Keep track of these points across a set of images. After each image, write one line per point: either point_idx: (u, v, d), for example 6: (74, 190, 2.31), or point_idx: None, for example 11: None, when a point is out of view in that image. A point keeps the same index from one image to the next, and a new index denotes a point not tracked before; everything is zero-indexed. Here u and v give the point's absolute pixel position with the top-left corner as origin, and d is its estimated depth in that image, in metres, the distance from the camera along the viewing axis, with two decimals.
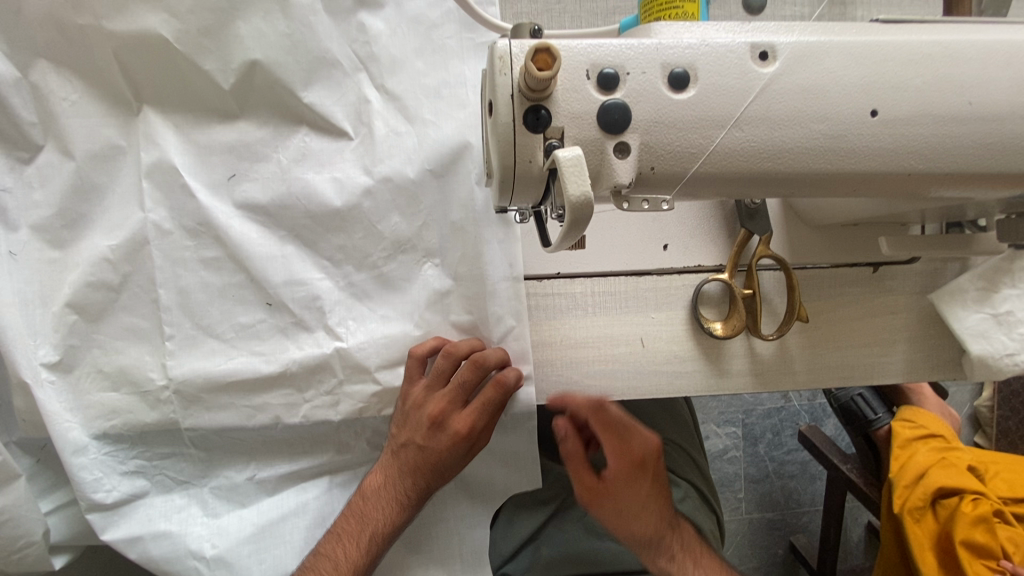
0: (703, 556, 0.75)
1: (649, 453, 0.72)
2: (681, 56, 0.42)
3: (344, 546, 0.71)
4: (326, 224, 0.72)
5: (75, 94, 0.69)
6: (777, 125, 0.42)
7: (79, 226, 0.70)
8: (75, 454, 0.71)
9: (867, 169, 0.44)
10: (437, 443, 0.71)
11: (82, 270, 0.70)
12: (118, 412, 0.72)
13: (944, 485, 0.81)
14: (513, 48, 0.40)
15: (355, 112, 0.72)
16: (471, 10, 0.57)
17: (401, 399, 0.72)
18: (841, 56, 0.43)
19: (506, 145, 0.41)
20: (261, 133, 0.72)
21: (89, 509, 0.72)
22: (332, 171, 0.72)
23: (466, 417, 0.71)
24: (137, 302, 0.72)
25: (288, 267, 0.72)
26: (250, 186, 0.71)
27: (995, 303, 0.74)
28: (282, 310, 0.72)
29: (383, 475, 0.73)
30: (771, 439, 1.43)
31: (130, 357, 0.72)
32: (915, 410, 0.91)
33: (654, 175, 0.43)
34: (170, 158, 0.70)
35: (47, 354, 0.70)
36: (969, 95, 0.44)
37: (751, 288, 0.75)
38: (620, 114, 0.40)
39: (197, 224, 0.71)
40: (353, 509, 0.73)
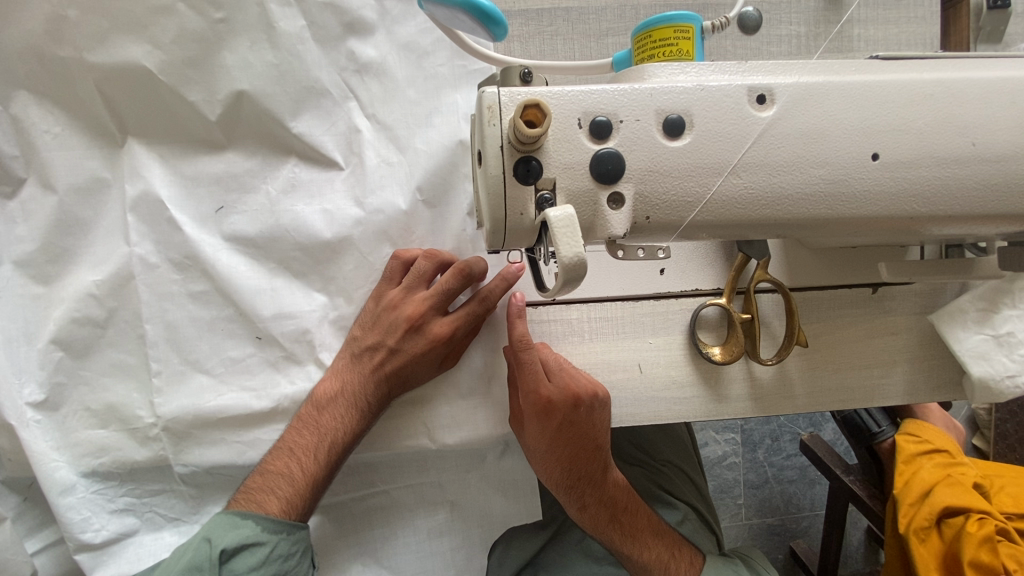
0: (627, 512, 0.75)
1: (563, 395, 0.65)
2: (677, 102, 0.40)
3: (297, 438, 0.66)
4: (316, 257, 0.70)
5: (57, 126, 0.66)
6: (776, 171, 0.41)
7: (62, 261, 0.68)
8: (62, 495, 0.68)
9: (867, 214, 0.44)
10: (411, 346, 0.67)
11: (67, 306, 0.68)
12: (105, 450, 0.70)
13: (948, 504, 0.78)
14: (502, 97, 0.39)
15: (346, 141, 0.70)
16: (458, 41, 0.51)
17: (377, 299, 0.69)
18: (841, 99, 0.42)
19: (496, 197, 0.40)
20: (250, 163, 0.70)
21: (77, 548, 0.69)
22: (322, 202, 0.70)
23: (445, 325, 0.67)
24: (124, 338, 0.69)
25: (277, 300, 0.70)
26: (239, 219, 0.69)
27: (995, 324, 0.70)
28: (273, 344, 0.70)
29: (343, 375, 0.68)
30: (771, 445, 1.34)
31: (117, 394, 0.70)
32: (917, 424, 0.90)
33: (649, 224, 0.42)
34: (156, 190, 0.68)
35: (33, 393, 0.68)
36: (973, 136, 0.43)
37: (751, 312, 0.69)
38: (613, 164, 0.39)
39: (184, 257, 0.69)
40: (306, 418, 0.67)
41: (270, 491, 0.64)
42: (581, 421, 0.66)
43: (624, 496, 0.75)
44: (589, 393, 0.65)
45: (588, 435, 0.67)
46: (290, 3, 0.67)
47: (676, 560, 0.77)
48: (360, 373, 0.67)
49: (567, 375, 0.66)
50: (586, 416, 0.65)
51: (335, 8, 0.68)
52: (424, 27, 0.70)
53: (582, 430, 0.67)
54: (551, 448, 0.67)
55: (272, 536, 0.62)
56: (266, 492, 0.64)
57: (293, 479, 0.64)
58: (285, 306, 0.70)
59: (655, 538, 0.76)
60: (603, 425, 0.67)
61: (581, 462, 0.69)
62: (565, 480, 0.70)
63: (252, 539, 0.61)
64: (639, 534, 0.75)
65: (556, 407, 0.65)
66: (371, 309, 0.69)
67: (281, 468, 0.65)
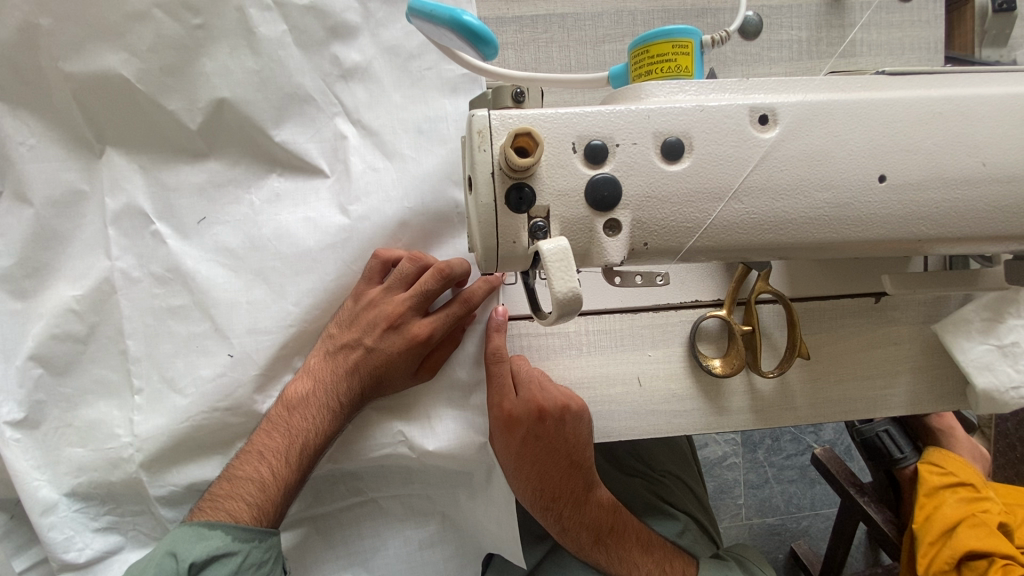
0: (610, 530, 0.74)
1: (528, 411, 0.66)
2: (674, 124, 0.39)
3: (267, 441, 0.63)
4: (295, 266, 0.67)
5: (33, 137, 0.64)
6: (779, 196, 0.40)
7: (41, 275, 0.65)
8: (42, 514, 0.66)
9: (872, 238, 0.42)
10: (389, 348, 0.65)
11: (46, 322, 0.65)
12: (84, 471, 0.67)
13: (971, 548, 0.76)
14: (493, 121, 0.37)
15: (330, 148, 0.68)
16: (452, 55, 0.46)
17: (354, 298, 0.66)
18: (848, 118, 0.40)
19: (488, 226, 0.38)
20: (233, 172, 0.67)
21: (60, 569, 0.67)
22: (305, 210, 0.67)
23: (426, 326, 0.65)
24: (106, 353, 0.67)
25: (253, 314, 0.66)
26: (221, 229, 0.67)
27: (1001, 334, 0.67)
28: (245, 364, 0.66)
29: (316, 375, 0.65)
30: (771, 445, 1.32)
31: (99, 412, 0.67)
32: (940, 452, 0.87)
33: (647, 250, 0.41)
34: (138, 203, 0.66)
35: (12, 411, 0.65)
36: (983, 156, 0.41)
37: (751, 324, 0.67)
38: (610, 190, 0.38)
39: (165, 271, 0.66)
40: (276, 421, 0.64)
41: (239, 498, 0.61)
42: (549, 435, 0.67)
43: (609, 515, 0.74)
44: (558, 406, 0.65)
45: (558, 448, 0.69)
46: (270, 7, 0.65)
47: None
48: (335, 373, 0.65)
49: (534, 388, 0.66)
50: (554, 428, 0.66)
51: (318, 12, 0.66)
52: (410, 30, 0.67)
53: (550, 444, 0.68)
54: (520, 465, 0.68)
55: (244, 545, 0.60)
56: (235, 499, 0.61)
57: (263, 484, 0.62)
58: (266, 321, 0.67)
59: (645, 556, 0.75)
60: (578, 437, 0.67)
61: (553, 480, 0.70)
62: (539, 500, 0.70)
63: (223, 549, 0.59)
64: (624, 551, 0.75)
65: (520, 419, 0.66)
66: (346, 307, 0.66)
67: (250, 473, 0.62)
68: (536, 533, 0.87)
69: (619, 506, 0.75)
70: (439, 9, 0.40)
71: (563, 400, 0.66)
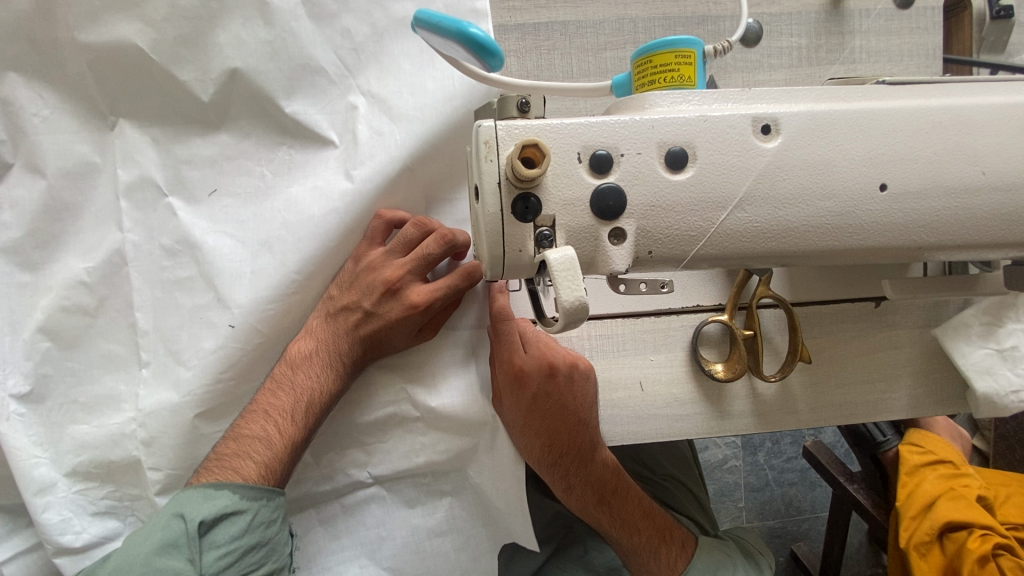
0: (613, 496, 0.73)
1: (536, 368, 0.66)
2: (680, 134, 0.39)
3: (272, 400, 0.63)
4: (300, 235, 0.65)
5: (47, 109, 0.63)
6: (782, 205, 0.41)
7: (50, 247, 0.64)
8: (39, 494, 0.64)
9: (874, 244, 0.43)
10: (389, 312, 0.65)
11: (55, 294, 0.64)
12: (89, 446, 0.66)
13: (951, 519, 0.78)
14: (499, 131, 0.38)
15: (340, 120, 0.66)
16: (459, 65, 0.47)
17: (354, 261, 0.66)
18: (849, 127, 0.41)
19: (495, 235, 0.39)
20: (243, 145, 0.66)
21: (55, 553, 0.65)
22: (314, 180, 0.66)
23: (428, 289, 0.65)
24: (114, 327, 0.66)
25: (257, 284, 0.65)
26: (231, 202, 0.66)
27: (1000, 338, 0.69)
28: (250, 334, 0.66)
29: (319, 336, 0.65)
30: (771, 448, 1.33)
31: (105, 387, 0.66)
32: (920, 432, 0.88)
33: (651, 258, 0.41)
34: (151, 175, 0.65)
35: (17, 384, 0.64)
36: (983, 165, 0.42)
37: (753, 328, 0.68)
38: (615, 200, 0.39)
39: (175, 243, 0.65)
40: (280, 379, 0.64)
41: (244, 456, 0.61)
42: (558, 393, 0.66)
43: (614, 478, 0.73)
44: (566, 363, 0.67)
45: (566, 410, 0.67)
46: None
47: (670, 546, 0.75)
48: (339, 334, 0.65)
49: (543, 347, 0.68)
50: (563, 386, 0.66)
51: None
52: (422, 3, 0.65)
53: (559, 403, 0.66)
54: (527, 421, 0.67)
55: (252, 504, 0.59)
56: (242, 457, 0.61)
57: (269, 443, 0.62)
58: (271, 292, 0.65)
59: (647, 522, 0.75)
60: (586, 397, 0.66)
61: (561, 438, 0.68)
62: (547, 458, 0.69)
63: (231, 507, 0.58)
64: (626, 517, 0.74)
65: (530, 376, 0.66)
66: (347, 269, 0.66)
67: (254, 431, 0.62)
68: (537, 537, 0.87)
69: (623, 470, 0.75)
70: (445, 20, 0.41)
71: (573, 360, 0.67)
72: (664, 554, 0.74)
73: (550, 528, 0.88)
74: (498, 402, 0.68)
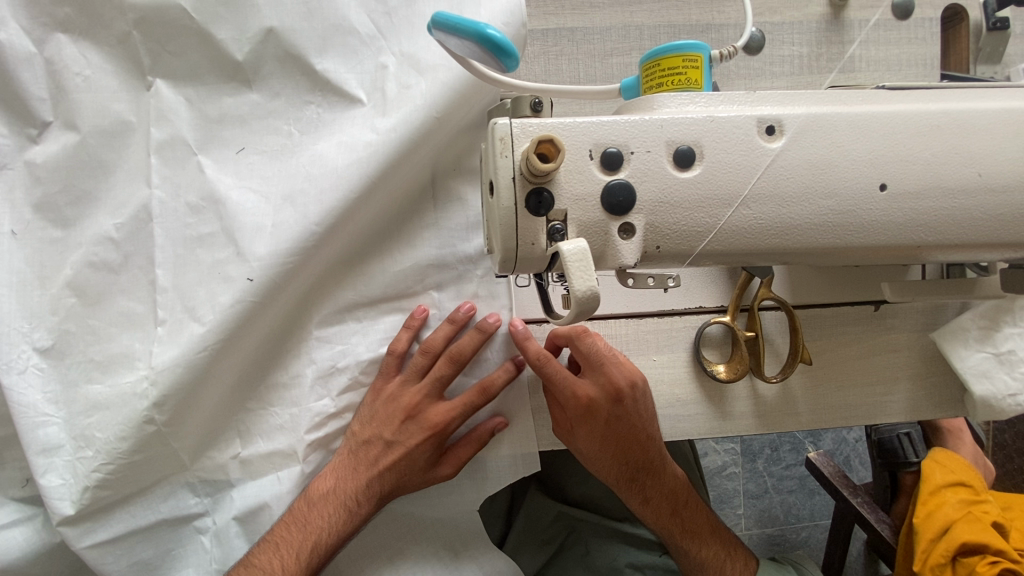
0: (688, 505, 0.75)
1: (596, 401, 0.64)
2: (687, 133, 0.41)
3: (284, 533, 0.65)
4: (321, 186, 0.62)
5: (89, 69, 0.62)
6: (785, 203, 0.42)
7: (82, 204, 0.63)
8: (43, 453, 0.62)
9: (873, 242, 0.44)
10: (410, 437, 0.67)
11: (84, 250, 0.62)
12: (104, 407, 0.62)
13: (968, 542, 0.76)
14: (515, 128, 0.39)
15: (370, 79, 0.65)
16: (470, 68, 0.48)
17: (372, 396, 0.68)
18: (850, 129, 0.42)
19: (508, 228, 0.40)
20: (273, 104, 0.65)
21: (59, 522, 0.63)
22: (340, 135, 0.63)
23: (449, 413, 0.67)
24: (136, 285, 0.63)
25: (275, 237, 0.61)
26: (258, 159, 0.64)
27: (997, 342, 0.71)
28: (265, 289, 0.61)
29: (339, 473, 0.67)
30: (770, 454, 1.33)
31: (121, 345, 0.63)
32: (945, 452, 0.86)
33: (659, 253, 0.43)
34: (183, 134, 0.64)
35: (42, 338, 0.62)
36: (979, 168, 0.43)
37: (755, 330, 0.69)
38: (625, 195, 0.40)
39: (200, 200, 0.63)
40: (298, 513, 0.66)
41: None
42: (627, 418, 0.66)
43: (683, 489, 0.75)
44: (627, 384, 0.65)
45: (636, 429, 0.67)
46: None
47: (733, 560, 0.76)
48: (358, 472, 0.67)
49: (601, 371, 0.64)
50: (632, 409, 0.65)
51: None
52: None
53: (630, 425, 0.66)
54: (602, 448, 0.67)
55: None
56: None
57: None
58: (291, 245, 0.61)
59: (714, 535, 0.76)
60: (645, 416, 0.66)
61: (636, 456, 0.68)
62: (627, 475, 0.69)
63: None
64: (696, 528, 0.75)
65: (598, 406, 0.64)
66: (365, 405, 0.68)
67: (267, 562, 0.64)
68: (540, 539, 0.88)
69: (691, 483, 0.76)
70: (463, 23, 0.43)
71: (628, 379, 0.65)
72: (727, 566, 0.75)
73: (554, 527, 0.88)
74: (570, 439, 0.68)
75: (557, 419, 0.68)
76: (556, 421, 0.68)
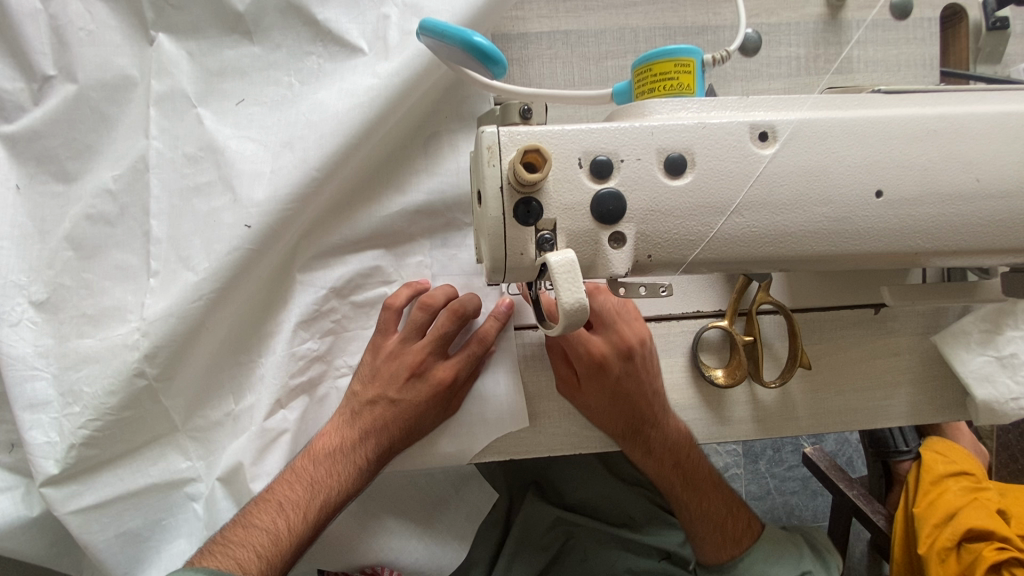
0: (694, 460, 0.74)
1: (610, 358, 0.66)
2: (678, 140, 0.40)
3: (289, 491, 0.63)
4: (322, 130, 0.61)
5: (93, 24, 0.62)
6: (778, 210, 0.42)
7: (84, 157, 0.63)
8: (30, 410, 0.61)
9: (871, 249, 0.43)
10: (411, 394, 0.65)
11: (83, 203, 0.63)
12: (96, 357, 0.62)
13: (974, 526, 0.74)
14: (501, 137, 0.39)
15: (372, 29, 0.64)
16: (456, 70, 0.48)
17: (373, 353, 0.66)
18: (845, 134, 0.41)
19: (497, 238, 0.40)
20: (274, 56, 0.64)
21: (42, 483, 0.62)
22: (341, 84, 0.63)
23: (449, 367, 0.65)
24: (132, 238, 0.64)
25: (274, 182, 0.61)
26: (257, 110, 0.64)
27: (999, 345, 0.70)
28: (264, 236, 0.61)
29: (342, 429, 0.65)
30: (772, 456, 1.32)
31: (114, 299, 0.63)
32: (943, 440, 0.86)
33: (651, 262, 0.42)
34: (183, 87, 0.63)
35: (36, 291, 0.62)
36: (977, 172, 0.42)
37: (752, 335, 0.68)
38: (615, 204, 0.39)
39: (198, 150, 0.63)
40: (301, 472, 0.64)
41: (253, 546, 0.60)
42: (638, 373, 0.67)
43: (687, 444, 0.73)
44: (639, 341, 0.67)
45: (645, 384, 0.68)
46: None
47: (733, 518, 0.77)
48: (359, 428, 0.65)
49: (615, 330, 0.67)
50: (642, 364, 0.67)
51: None
52: None
53: (638, 381, 0.68)
54: (613, 403, 0.67)
55: None
56: (249, 547, 0.60)
57: (282, 535, 0.61)
58: (291, 191, 0.61)
59: (714, 490, 0.77)
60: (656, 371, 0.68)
61: (643, 411, 0.69)
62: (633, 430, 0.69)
63: None
64: (697, 481, 0.75)
65: (610, 363, 0.66)
66: (367, 362, 0.66)
67: (268, 523, 0.61)
68: (539, 543, 0.87)
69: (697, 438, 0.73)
70: (451, 31, 0.42)
71: (638, 337, 0.67)
72: (727, 527, 0.76)
73: (551, 533, 0.87)
74: (574, 402, 0.67)
75: (566, 377, 0.67)
76: (563, 380, 0.67)
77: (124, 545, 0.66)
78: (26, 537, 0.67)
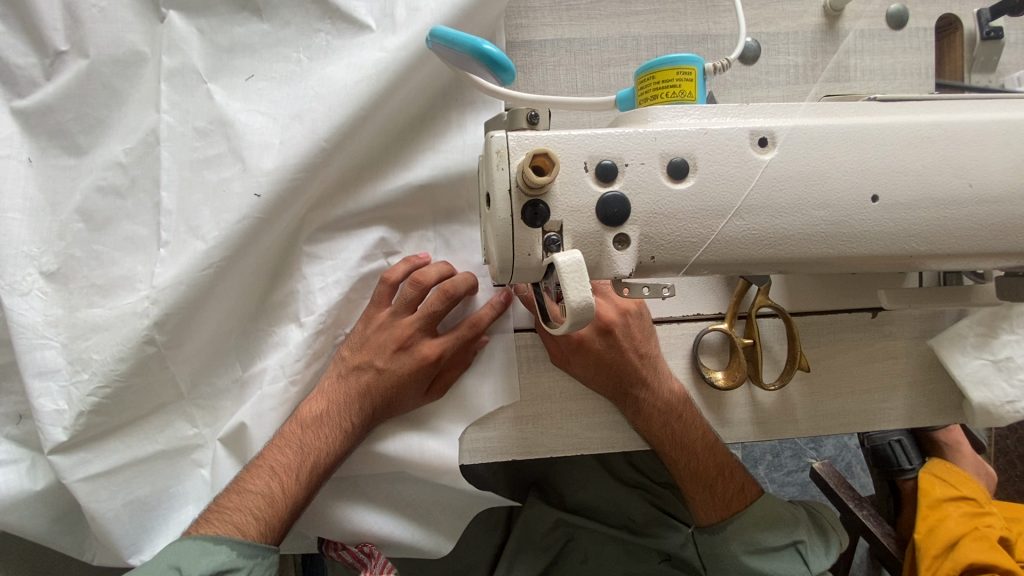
0: (687, 421, 0.71)
1: (593, 329, 0.67)
2: (680, 146, 0.42)
3: (278, 458, 0.64)
4: (331, 103, 0.62)
5: (106, 1, 0.63)
6: (778, 214, 0.43)
7: (95, 132, 0.65)
8: (39, 378, 0.63)
9: (867, 250, 0.45)
10: (399, 366, 0.66)
11: (93, 176, 0.64)
12: (105, 325, 0.63)
13: (975, 560, 0.74)
14: (510, 142, 0.40)
15: (379, 6, 0.66)
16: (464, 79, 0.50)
17: (364, 323, 0.67)
18: (842, 141, 0.43)
19: (505, 240, 0.41)
20: (283, 32, 0.66)
21: (50, 451, 0.64)
22: (349, 58, 0.64)
23: (437, 344, 0.66)
24: (142, 210, 0.65)
25: (282, 152, 0.62)
26: (266, 85, 0.65)
27: (995, 349, 0.71)
28: (274, 205, 0.62)
29: (331, 397, 0.66)
30: (772, 461, 1.33)
31: (123, 269, 0.65)
32: (944, 463, 0.86)
33: (654, 263, 0.44)
34: (194, 63, 0.64)
35: (47, 262, 0.64)
36: (970, 178, 0.44)
37: (752, 338, 0.69)
38: (619, 207, 0.41)
39: (208, 124, 0.64)
40: (290, 437, 0.64)
41: (245, 511, 0.61)
42: (623, 344, 0.68)
43: (680, 403, 0.70)
44: (621, 312, 0.68)
45: (631, 352, 0.68)
46: None
47: (727, 482, 0.75)
48: (348, 397, 0.66)
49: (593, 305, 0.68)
50: (625, 334, 0.68)
51: None
52: None
53: (623, 350, 0.68)
54: (599, 373, 0.67)
55: (248, 561, 0.60)
56: (242, 513, 0.61)
57: (273, 500, 0.62)
58: (298, 160, 0.62)
59: (710, 454, 0.74)
60: (644, 341, 0.69)
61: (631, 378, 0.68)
62: (622, 395, 0.68)
63: (227, 564, 0.58)
64: (691, 446, 0.73)
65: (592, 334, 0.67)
66: (357, 330, 0.68)
67: (259, 487, 0.62)
68: (539, 545, 0.88)
69: (692, 396, 0.71)
70: (460, 38, 0.44)
71: (616, 310, 0.69)
72: (719, 488, 0.75)
73: (552, 535, 0.88)
74: (566, 370, 0.68)
75: (552, 352, 0.68)
76: (552, 354, 0.68)
77: (131, 515, 0.67)
78: (30, 511, 0.67)
